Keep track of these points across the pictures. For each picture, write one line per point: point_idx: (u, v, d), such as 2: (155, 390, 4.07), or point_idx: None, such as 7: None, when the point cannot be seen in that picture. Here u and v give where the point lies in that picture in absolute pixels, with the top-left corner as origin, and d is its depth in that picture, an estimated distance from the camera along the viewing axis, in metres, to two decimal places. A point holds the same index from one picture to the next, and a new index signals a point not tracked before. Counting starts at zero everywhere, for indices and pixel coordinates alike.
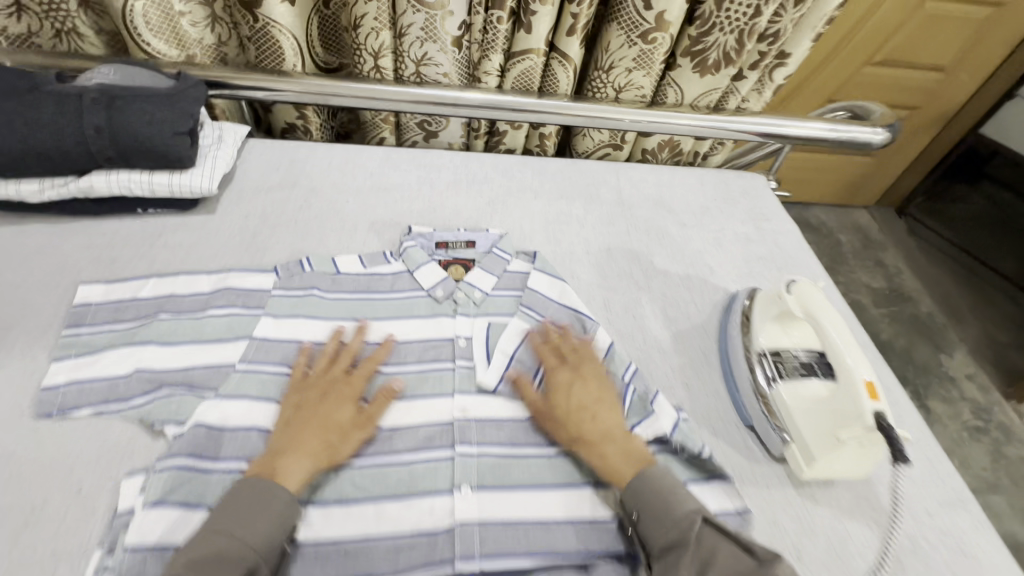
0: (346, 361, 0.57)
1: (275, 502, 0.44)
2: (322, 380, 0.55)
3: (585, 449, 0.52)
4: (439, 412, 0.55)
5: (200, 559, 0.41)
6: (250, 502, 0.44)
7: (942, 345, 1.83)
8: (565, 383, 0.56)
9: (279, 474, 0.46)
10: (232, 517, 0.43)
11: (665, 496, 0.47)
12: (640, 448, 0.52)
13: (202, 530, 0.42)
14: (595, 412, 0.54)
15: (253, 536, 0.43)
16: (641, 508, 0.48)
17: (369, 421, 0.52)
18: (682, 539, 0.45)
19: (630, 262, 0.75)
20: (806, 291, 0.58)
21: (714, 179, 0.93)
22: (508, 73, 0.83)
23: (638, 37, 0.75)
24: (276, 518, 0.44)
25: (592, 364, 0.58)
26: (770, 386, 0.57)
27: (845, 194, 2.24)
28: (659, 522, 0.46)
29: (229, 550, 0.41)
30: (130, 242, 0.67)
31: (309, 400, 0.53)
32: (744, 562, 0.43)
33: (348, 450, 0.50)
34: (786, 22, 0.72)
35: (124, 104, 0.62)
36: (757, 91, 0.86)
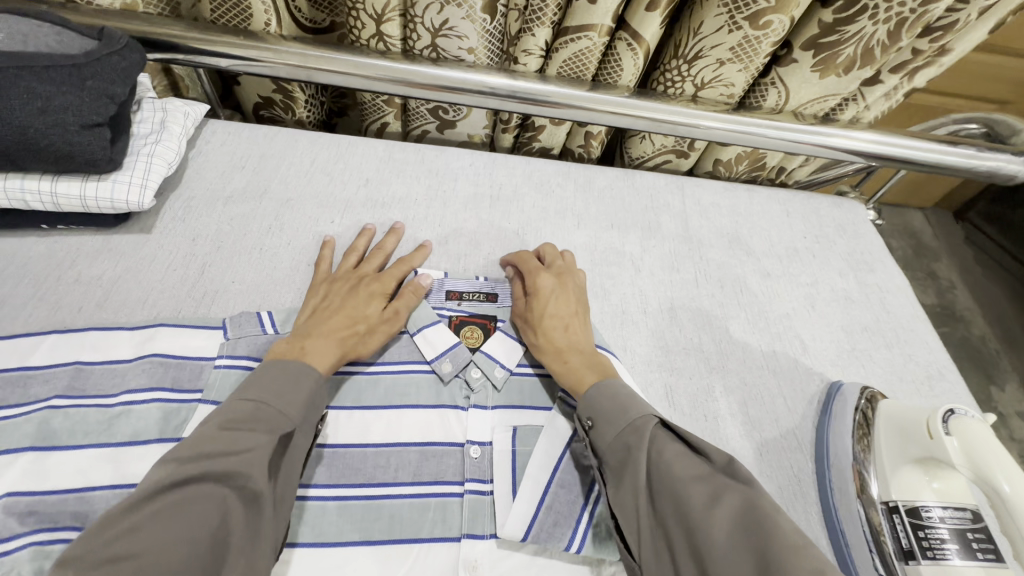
0: (378, 260, 0.54)
1: (307, 380, 0.41)
2: (351, 275, 0.52)
3: (550, 356, 0.48)
4: (439, 571, 0.40)
5: (234, 418, 0.37)
6: (284, 375, 0.41)
7: (992, 375, 1.66)
8: (544, 285, 0.52)
9: (306, 353, 0.44)
10: (274, 390, 0.40)
11: (619, 401, 0.42)
12: (609, 362, 0.47)
13: (236, 395, 0.39)
14: (569, 323, 0.50)
15: (291, 408, 0.39)
16: (594, 413, 0.43)
17: (397, 316, 0.49)
18: (636, 444, 0.39)
19: (699, 328, 0.57)
20: (978, 435, 0.40)
21: (803, 206, 0.73)
22: (555, 55, 0.62)
23: (746, 19, 0.54)
24: (309, 397, 0.41)
25: (576, 280, 0.54)
26: (906, 564, 0.41)
27: (903, 192, 2.01)
28: (612, 427, 0.41)
29: (268, 415, 0.38)
30: (31, 272, 0.49)
31: (337, 291, 0.50)
32: (692, 461, 0.38)
33: (373, 342, 0.47)
34: (970, 12, 0.51)
35: (2, 81, 0.43)
36: (888, 100, 0.65)
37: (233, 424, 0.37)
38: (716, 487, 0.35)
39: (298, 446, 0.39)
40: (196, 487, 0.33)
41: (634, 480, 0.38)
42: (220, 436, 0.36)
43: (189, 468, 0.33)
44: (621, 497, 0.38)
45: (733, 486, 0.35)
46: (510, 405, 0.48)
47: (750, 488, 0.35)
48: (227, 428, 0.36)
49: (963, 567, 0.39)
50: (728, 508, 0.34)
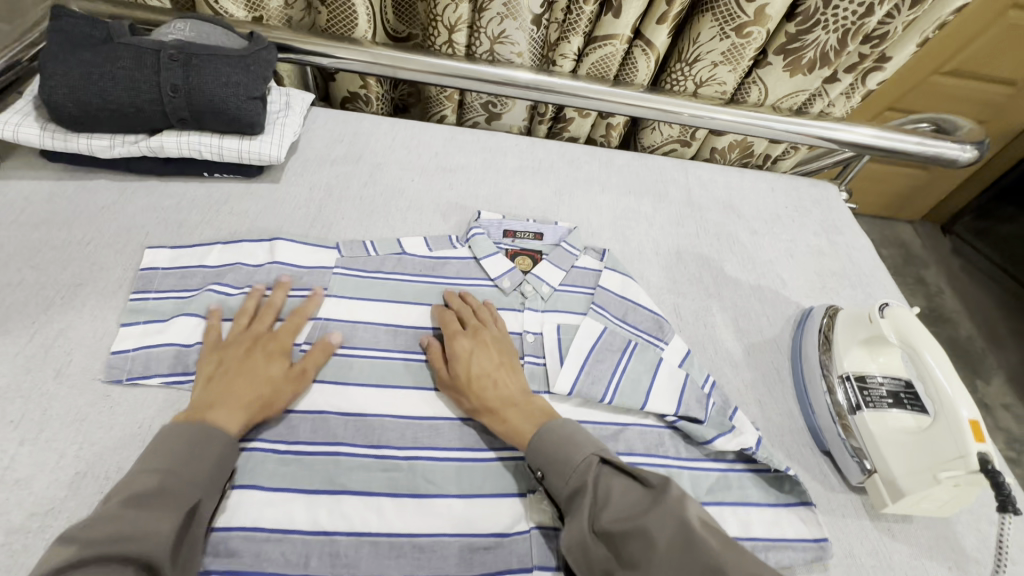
0: (269, 317, 0.54)
1: (220, 441, 0.44)
2: (244, 335, 0.52)
3: (485, 416, 0.51)
4: None
5: (137, 494, 0.39)
6: (192, 445, 0.43)
7: (979, 371, 1.78)
8: (461, 349, 0.54)
9: (211, 419, 0.45)
10: (183, 461, 0.42)
11: (561, 446, 0.46)
12: (541, 407, 0.51)
13: (140, 462, 0.41)
14: (496, 377, 0.53)
15: (192, 475, 0.41)
16: (543, 465, 0.46)
17: (303, 375, 0.51)
18: (581, 488, 0.44)
19: (700, 266, 0.72)
20: (904, 318, 0.54)
21: (786, 185, 0.89)
22: (585, 58, 0.80)
23: (733, 30, 0.71)
24: (221, 452, 0.44)
25: (490, 335, 0.56)
26: (854, 415, 0.54)
27: (891, 205, 2.17)
28: (561, 476, 0.45)
29: (171, 484, 0.40)
30: (196, 206, 0.65)
31: (233, 355, 0.50)
32: (636, 491, 0.43)
33: (280, 403, 0.49)
34: (896, 24, 0.68)
35: (200, 64, 0.60)
36: (846, 95, 0.82)
37: (127, 509, 0.37)
38: (657, 512, 0.40)
39: (203, 514, 0.41)
40: (100, 567, 0.34)
41: (581, 522, 0.42)
42: (122, 515, 0.37)
43: (94, 550, 0.34)
44: (572, 538, 0.42)
45: (670, 511, 0.40)
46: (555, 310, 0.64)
47: (681, 510, 0.40)
48: (132, 505, 0.38)
49: (895, 412, 0.53)
50: (664, 536, 0.39)
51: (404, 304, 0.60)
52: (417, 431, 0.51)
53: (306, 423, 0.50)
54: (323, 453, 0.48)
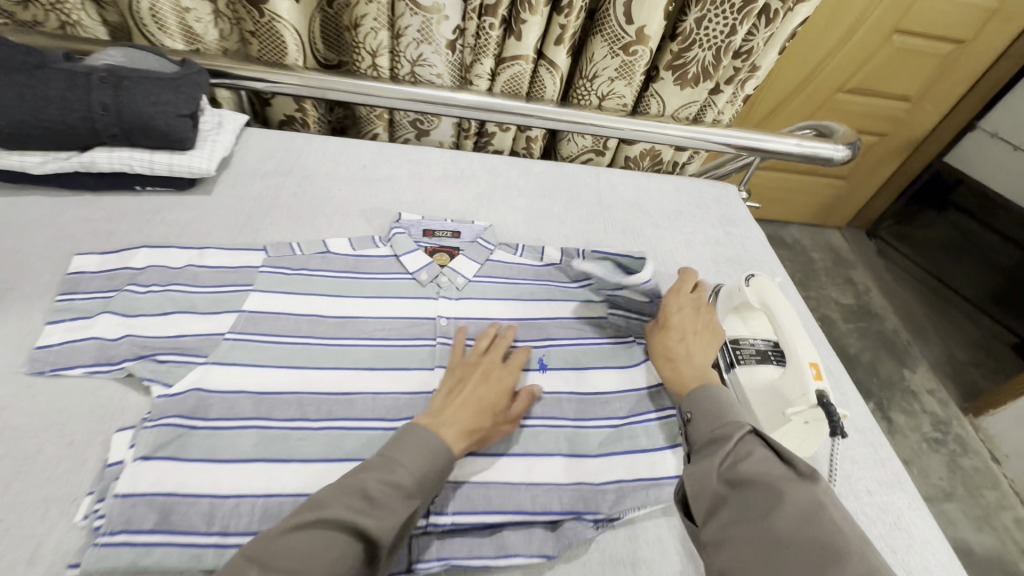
0: (500, 348, 0.61)
1: (441, 452, 0.48)
2: (480, 363, 0.59)
3: (660, 359, 0.59)
4: (420, 384, 0.59)
5: (383, 479, 0.45)
6: (417, 443, 0.48)
7: (906, 360, 1.91)
8: (673, 305, 0.64)
9: (439, 428, 0.50)
10: (424, 466, 0.47)
11: (717, 404, 0.51)
12: (713, 374, 0.56)
13: (397, 448, 0.47)
14: (686, 336, 0.61)
15: (422, 472, 0.46)
16: (693, 410, 0.52)
17: (515, 418, 0.56)
18: (725, 439, 0.47)
19: (606, 257, 0.80)
20: (765, 285, 0.63)
21: (689, 186, 0.99)
22: (498, 77, 0.88)
23: (621, 49, 0.81)
24: (442, 469, 0.47)
25: (708, 314, 0.64)
26: (728, 371, 0.61)
27: (819, 213, 2.35)
28: (707, 424, 0.50)
29: (407, 482, 0.45)
30: (127, 217, 0.69)
31: (469, 378, 0.57)
32: (776, 464, 0.44)
33: (492, 436, 0.54)
34: (757, 41, 0.80)
35: (131, 85, 0.65)
36: (732, 104, 0.94)
37: (373, 493, 0.44)
38: (797, 486, 0.42)
39: (422, 510, 0.46)
40: (331, 528, 0.41)
41: (711, 466, 0.46)
42: (370, 497, 0.43)
43: (343, 514, 0.42)
44: (696, 479, 0.46)
45: (807, 495, 0.42)
46: (470, 297, 0.69)
47: (825, 503, 0.41)
48: (381, 491, 0.44)
49: (763, 367, 0.60)
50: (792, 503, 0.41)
51: (325, 296, 0.65)
52: (331, 403, 0.55)
53: (221, 402, 0.52)
54: (233, 425, 0.51)
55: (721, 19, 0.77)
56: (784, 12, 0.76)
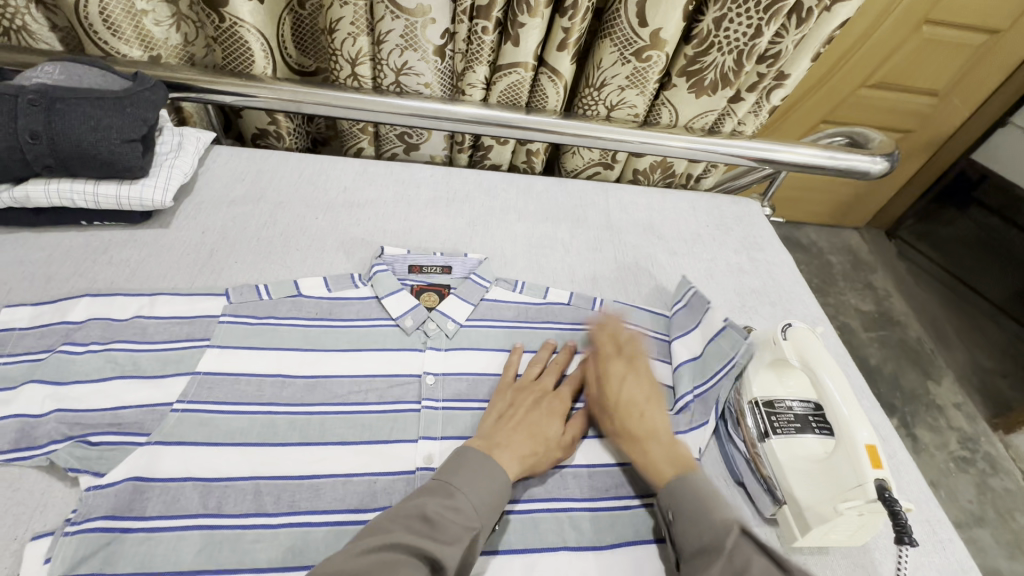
0: (556, 374, 0.59)
1: (498, 480, 0.46)
2: (535, 386, 0.57)
3: (626, 442, 0.52)
4: (402, 461, 0.51)
5: (443, 503, 0.44)
6: (480, 471, 0.46)
7: (930, 371, 1.81)
8: (614, 371, 0.57)
9: (497, 454, 0.49)
10: (483, 488, 0.45)
11: (700, 502, 0.46)
12: (684, 454, 0.51)
13: (455, 474, 0.46)
14: (646, 410, 0.54)
15: (481, 499, 0.45)
16: (676, 509, 0.46)
17: (571, 444, 0.53)
18: (716, 548, 0.42)
19: (617, 292, 0.71)
20: (803, 339, 0.54)
21: (708, 204, 0.89)
22: (494, 86, 0.79)
23: (632, 55, 0.71)
24: (500, 491, 0.46)
25: (645, 364, 0.59)
26: (762, 441, 0.52)
27: (837, 214, 2.24)
28: (694, 527, 0.45)
29: (466, 508, 0.44)
30: (70, 258, 0.61)
31: (522, 402, 0.55)
32: None
33: (548, 464, 0.51)
34: (786, 43, 0.69)
35: (65, 107, 0.56)
36: (755, 113, 0.83)
37: (433, 519, 0.42)
38: None
39: (481, 543, 0.44)
40: (397, 552, 0.40)
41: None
42: (428, 520, 0.42)
43: (403, 538, 0.40)
44: None
45: None
46: (461, 347, 0.61)
47: None
48: (439, 514, 0.43)
49: (804, 438, 0.51)
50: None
51: (294, 351, 0.56)
52: (294, 491, 0.47)
53: (161, 495, 0.45)
54: (175, 526, 0.43)
55: (744, 19, 0.66)
56: (820, 11, 0.65)
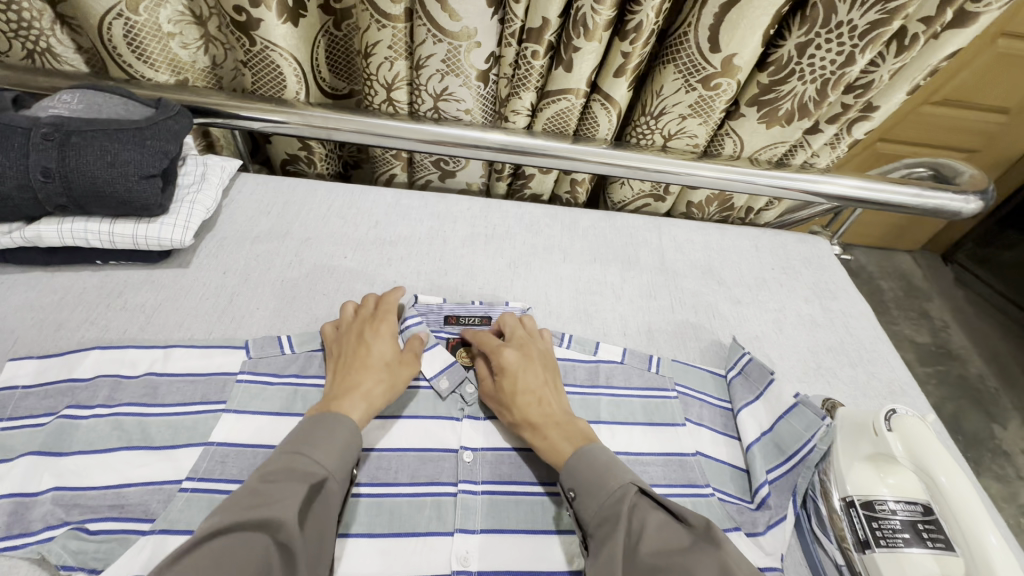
0: (367, 308, 0.57)
1: (345, 426, 0.45)
2: (353, 326, 0.55)
3: (528, 431, 0.49)
4: (433, 561, 0.44)
5: (274, 473, 0.41)
6: (314, 426, 0.45)
7: (994, 414, 1.67)
8: (509, 362, 0.53)
9: (340, 403, 0.47)
10: (333, 447, 0.43)
11: (598, 471, 0.44)
12: (583, 430, 0.49)
13: (293, 445, 0.43)
14: (542, 396, 0.51)
15: (321, 456, 0.43)
16: (576, 485, 0.44)
17: (412, 356, 0.54)
18: (613, 517, 0.41)
19: (675, 348, 0.63)
20: (913, 429, 0.45)
21: (771, 242, 0.81)
22: (540, 113, 0.72)
23: (699, 82, 0.63)
24: (347, 440, 0.44)
25: (536, 350, 0.55)
26: (863, 552, 0.44)
27: (888, 237, 2.10)
28: (594, 498, 0.43)
29: (300, 465, 0.42)
30: (83, 302, 0.56)
31: (346, 347, 0.52)
32: (674, 532, 0.39)
33: (399, 385, 0.51)
34: (881, 72, 0.61)
35: (81, 141, 0.52)
36: (830, 147, 0.74)
37: (263, 493, 0.39)
38: (700, 554, 0.36)
39: (335, 492, 0.42)
40: (241, 535, 0.36)
41: (613, 553, 0.39)
42: (260, 490, 0.39)
43: (236, 519, 0.37)
44: (599, 566, 0.39)
45: (707, 552, 0.36)
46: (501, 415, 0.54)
47: (723, 554, 0.36)
48: (268, 480, 0.40)
49: (914, 555, 0.42)
50: None
51: None
52: None
53: None
54: None
55: (834, 44, 0.58)
56: (926, 39, 0.56)
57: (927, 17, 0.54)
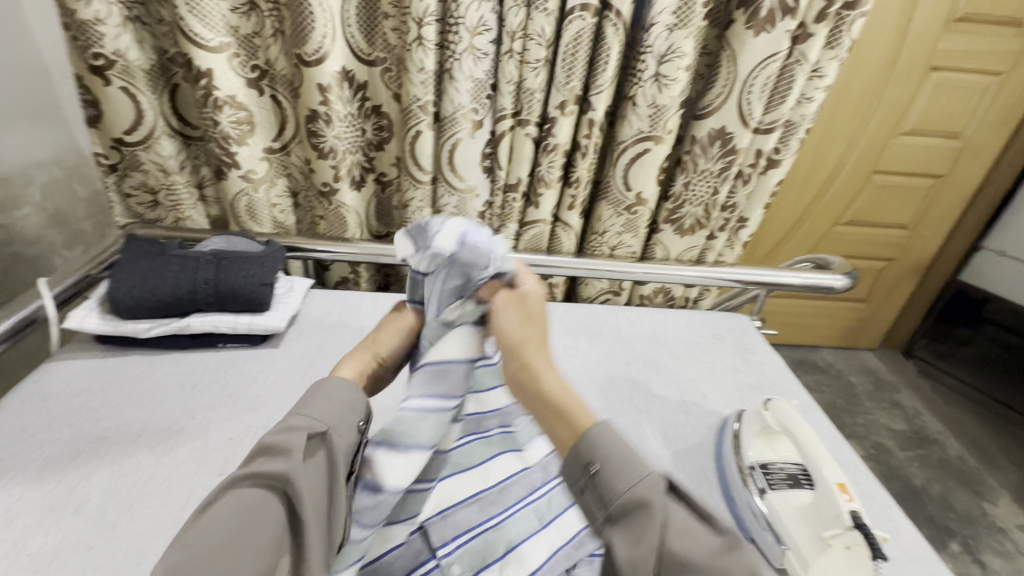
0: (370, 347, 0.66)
1: (339, 382, 0.55)
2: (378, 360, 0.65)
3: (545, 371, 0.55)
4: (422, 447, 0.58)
5: (277, 431, 0.49)
6: (324, 388, 0.54)
7: (983, 492, 1.75)
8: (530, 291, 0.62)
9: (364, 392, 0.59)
10: (329, 407, 0.52)
11: (625, 450, 0.47)
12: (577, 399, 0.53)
13: (298, 407, 0.52)
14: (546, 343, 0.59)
15: (320, 414, 0.51)
16: (603, 461, 0.46)
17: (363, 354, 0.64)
18: (648, 504, 0.44)
19: (631, 389, 0.85)
20: (782, 408, 0.68)
21: (703, 317, 1.07)
22: (522, 237, 1.03)
23: (625, 209, 0.97)
24: (347, 401, 0.53)
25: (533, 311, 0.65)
26: (762, 496, 0.63)
27: (847, 336, 2.33)
28: (624, 478, 0.45)
29: (299, 422, 0.50)
30: (209, 371, 0.81)
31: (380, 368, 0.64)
32: (699, 527, 0.44)
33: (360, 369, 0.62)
34: (738, 196, 0.95)
35: (229, 264, 0.81)
36: (728, 246, 1.06)
37: (270, 448, 0.48)
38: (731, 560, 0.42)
39: (336, 439, 0.50)
40: (245, 494, 0.44)
41: (650, 543, 0.43)
42: (267, 446, 0.48)
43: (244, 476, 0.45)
44: (633, 549, 0.43)
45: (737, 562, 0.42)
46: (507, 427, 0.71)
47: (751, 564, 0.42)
48: (276, 435, 0.49)
49: (794, 491, 0.62)
50: None
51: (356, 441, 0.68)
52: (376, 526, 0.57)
53: None
54: None
55: (703, 185, 0.93)
56: (756, 174, 0.92)
57: (750, 163, 0.90)
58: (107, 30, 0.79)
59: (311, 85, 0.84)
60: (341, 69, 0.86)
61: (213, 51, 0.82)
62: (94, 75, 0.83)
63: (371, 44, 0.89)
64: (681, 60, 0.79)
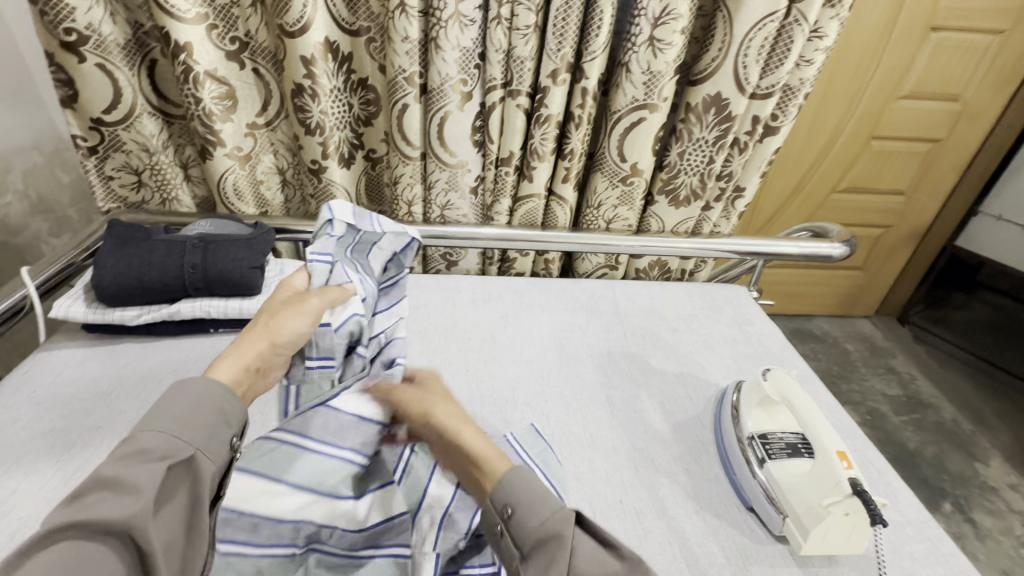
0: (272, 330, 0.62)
1: (215, 387, 0.51)
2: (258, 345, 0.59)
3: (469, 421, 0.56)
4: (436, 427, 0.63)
5: (132, 454, 0.44)
6: (187, 397, 0.49)
7: (975, 453, 1.78)
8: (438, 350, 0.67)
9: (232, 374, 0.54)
10: (190, 417, 0.48)
11: (532, 487, 0.46)
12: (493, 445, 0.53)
13: (148, 421, 0.47)
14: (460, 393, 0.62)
15: (183, 431, 0.47)
16: (514, 501, 0.46)
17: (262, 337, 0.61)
18: (556, 536, 0.44)
19: (629, 363, 0.85)
20: (782, 378, 0.68)
21: (701, 290, 1.06)
22: (516, 212, 1.01)
23: (620, 181, 0.94)
24: (218, 407, 0.50)
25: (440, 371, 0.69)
26: (761, 465, 0.63)
27: (844, 304, 2.33)
28: (532, 507, 0.45)
29: (159, 445, 0.45)
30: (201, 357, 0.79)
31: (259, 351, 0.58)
32: (606, 554, 0.43)
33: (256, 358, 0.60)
34: (735, 164, 0.93)
35: (216, 247, 0.79)
36: (725, 217, 1.04)
37: (117, 477, 0.42)
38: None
39: (204, 462, 0.47)
40: (83, 536, 0.40)
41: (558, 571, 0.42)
42: (117, 474, 0.43)
43: (80, 515, 0.40)
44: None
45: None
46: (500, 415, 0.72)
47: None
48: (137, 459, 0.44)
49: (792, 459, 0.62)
50: None
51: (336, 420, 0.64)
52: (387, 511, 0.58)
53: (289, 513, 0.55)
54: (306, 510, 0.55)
55: (699, 153, 0.91)
56: (752, 143, 0.90)
57: (747, 131, 0.88)
58: (76, 3, 0.75)
59: (294, 58, 0.81)
60: (325, 39, 0.82)
61: (190, 23, 0.78)
62: (66, 52, 0.79)
63: (354, 12, 0.85)
64: (677, 22, 0.76)
